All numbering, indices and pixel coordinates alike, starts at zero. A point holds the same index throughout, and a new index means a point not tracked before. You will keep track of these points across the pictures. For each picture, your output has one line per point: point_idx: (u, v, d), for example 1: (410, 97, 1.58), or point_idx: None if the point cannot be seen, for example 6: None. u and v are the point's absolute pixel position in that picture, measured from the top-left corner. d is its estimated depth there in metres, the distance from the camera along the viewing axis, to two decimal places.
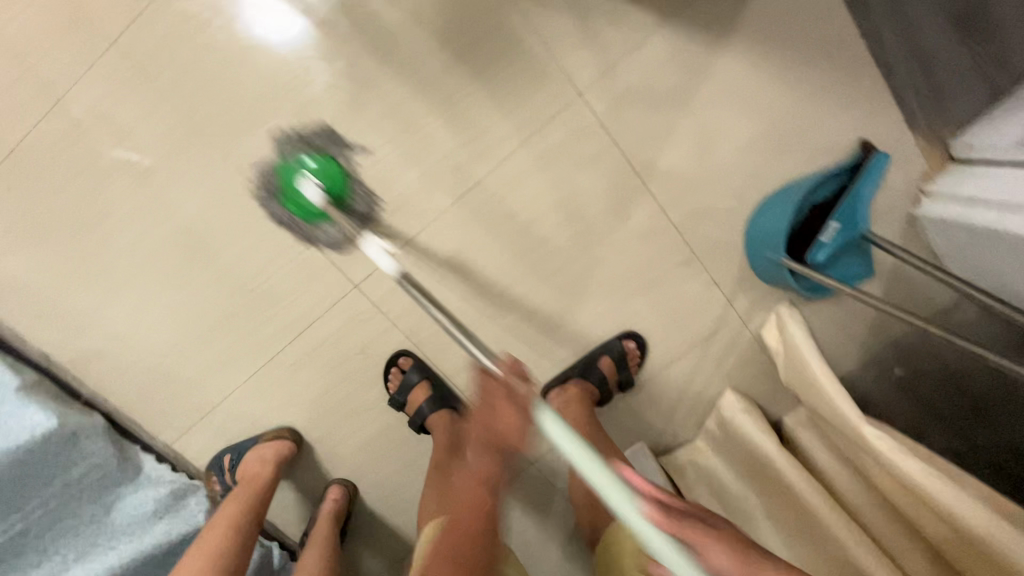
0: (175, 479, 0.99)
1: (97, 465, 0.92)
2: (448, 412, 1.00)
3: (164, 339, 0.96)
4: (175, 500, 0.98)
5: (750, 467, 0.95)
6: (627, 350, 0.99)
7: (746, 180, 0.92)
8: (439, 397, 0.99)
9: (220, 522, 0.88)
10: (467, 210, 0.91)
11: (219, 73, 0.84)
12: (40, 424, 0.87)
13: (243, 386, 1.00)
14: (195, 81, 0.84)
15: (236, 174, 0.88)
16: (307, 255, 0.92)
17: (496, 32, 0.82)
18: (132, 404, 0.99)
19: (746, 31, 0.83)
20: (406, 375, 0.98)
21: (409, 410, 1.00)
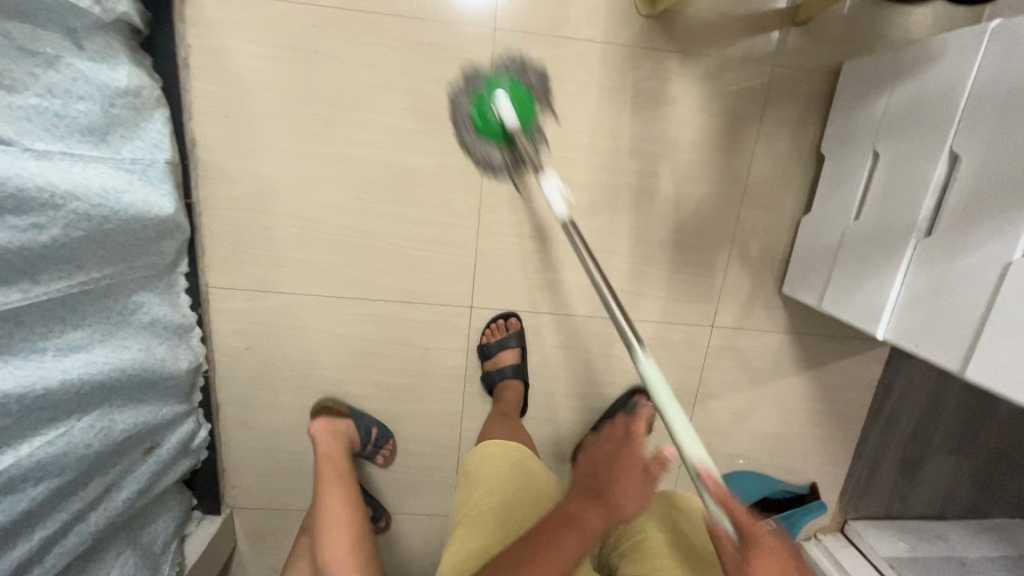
0: (188, 316, 0.98)
1: (156, 262, 0.88)
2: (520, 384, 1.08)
3: (302, 219, 0.99)
4: (175, 334, 0.96)
5: None
6: None
7: (745, 453, 1.20)
8: (522, 369, 1.08)
9: (339, 486, 0.97)
10: (588, 329, 1.09)
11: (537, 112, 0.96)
12: (164, 204, 0.83)
13: (320, 298, 1.04)
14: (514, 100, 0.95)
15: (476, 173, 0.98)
16: (463, 261, 1.03)
17: (707, 255, 1.06)
18: (220, 237, 0.98)
19: (819, 377, 1.15)
20: (503, 337, 1.06)
21: (488, 366, 1.07)
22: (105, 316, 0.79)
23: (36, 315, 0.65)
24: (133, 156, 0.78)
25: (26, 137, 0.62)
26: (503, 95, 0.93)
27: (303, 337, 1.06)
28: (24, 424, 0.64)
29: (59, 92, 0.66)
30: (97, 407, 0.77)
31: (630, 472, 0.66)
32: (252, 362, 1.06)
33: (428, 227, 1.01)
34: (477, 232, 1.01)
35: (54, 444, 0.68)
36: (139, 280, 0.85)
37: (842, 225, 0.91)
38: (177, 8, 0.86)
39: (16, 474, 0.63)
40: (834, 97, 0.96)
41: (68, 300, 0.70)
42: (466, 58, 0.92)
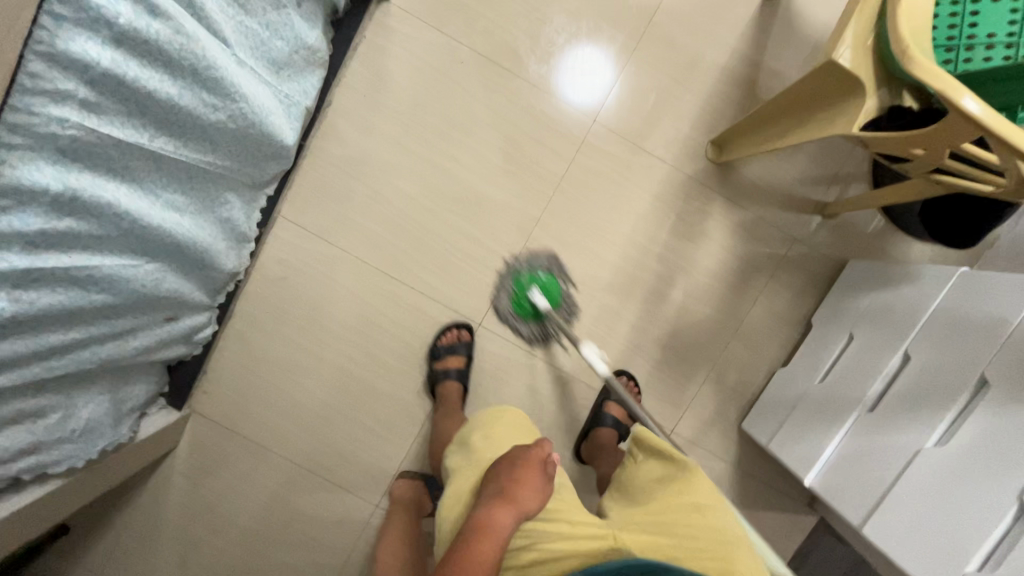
0: (252, 229, 1.11)
1: (258, 176, 1.04)
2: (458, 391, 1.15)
3: (379, 194, 1.15)
4: (237, 238, 1.09)
5: None
6: None
7: None
8: (464, 376, 1.16)
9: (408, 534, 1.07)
10: (566, 387, 1.21)
11: (598, 195, 1.15)
12: (288, 134, 0.99)
13: (360, 263, 1.18)
14: (585, 179, 1.14)
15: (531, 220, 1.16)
16: (489, 283, 1.18)
17: (689, 366, 1.19)
18: (308, 180, 1.15)
19: (748, 520, 1.23)
20: (459, 340, 1.16)
21: (436, 364, 1.16)
22: (204, 196, 0.93)
23: (172, 168, 0.79)
24: (288, 93, 0.97)
25: (239, 45, 0.80)
26: (535, 287, 1.13)
27: (330, 289, 1.19)
28: (121, 243, 0.76)
29: (270, 27, 0.86)
30: (163, 262, 0.88)
31: (533, 474, 0.79)
32: (280, 291, 1.19)
33: (476, 245, 1.17)
34: (511, 266, 1.17)
35: (128, 272, 0.79)
36: (238, 182, 1.00)
37: (806, 385, 1.04)
38: (370, 9, 1.09)
39: (98, 277, 0.73)
40: (834, 282, 1.14)
41: (192, 170, 0.84)
42: (563, 134, 1.13)
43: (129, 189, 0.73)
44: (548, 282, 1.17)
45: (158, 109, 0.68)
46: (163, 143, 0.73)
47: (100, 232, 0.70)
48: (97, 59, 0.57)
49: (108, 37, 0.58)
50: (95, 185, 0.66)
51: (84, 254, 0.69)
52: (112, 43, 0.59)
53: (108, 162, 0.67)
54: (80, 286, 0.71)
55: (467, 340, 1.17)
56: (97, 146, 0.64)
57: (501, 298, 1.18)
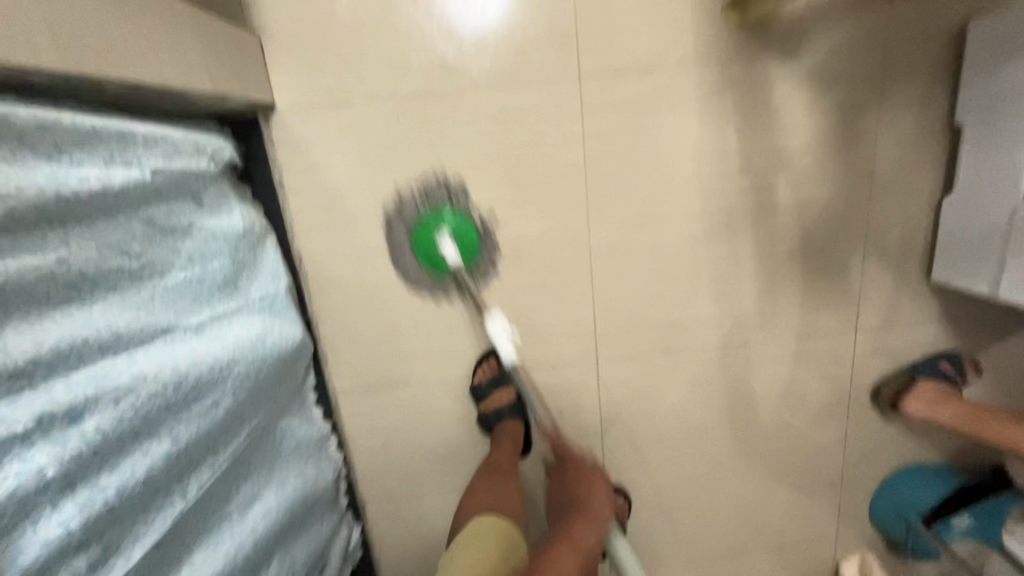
0: (323, 427, 0.97)
1: (292, 386, 0.87)
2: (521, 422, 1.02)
3: (416, 308, 0.97)
4: (318, 447, 0.95)
5: None
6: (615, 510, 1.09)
7: (916, 451, 1.11)
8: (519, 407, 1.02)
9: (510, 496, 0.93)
10: (722, 358, 1.03)
11: (635, 151, 0.91)
12: (289, 332, 0.82)
13: (445, 382, 1.01)
14: (610, 146, 0.90)
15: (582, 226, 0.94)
16: (582, 316, 0.99)
17: (838, 258, 0.98)
18: (339, 343, 0.97)
19: (986, 361, 1.05)
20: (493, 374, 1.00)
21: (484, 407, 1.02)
22: (267, 456, 0.79)
23: (224, 482, 0.65)
24: (262, 296, 0.78)
25: (182, 315, 0.61)
26: (445, 233, 0.91)
27: (436, 422, 1.04)
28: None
29: (198, 257, 0.67)
30: (276, 550, 0.76)
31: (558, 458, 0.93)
32: (391, 458, 1.05)
33: (545, 290, 0.97)
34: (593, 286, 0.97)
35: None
36: (282, 409, 0.85)
37: (1007, 205, 0.81)
38: (267, 134, 0.86)
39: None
40: (962, 64, 0.87)
41: (239, 459, 0.70)
42: (555, 118, 0.89)
43: (206, 548, 0.60)
44: (640, 276, 0.97)
45: (166, 473, 0.53)
46: (198, 482, 0.58)
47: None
48: (65, 527, 0.42)
49: (56, 490, 0.42)
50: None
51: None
52: (65, 489, 0.43)
53: (167, 559, 0.53)
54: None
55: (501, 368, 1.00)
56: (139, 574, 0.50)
57: (399, 232, 0.92)
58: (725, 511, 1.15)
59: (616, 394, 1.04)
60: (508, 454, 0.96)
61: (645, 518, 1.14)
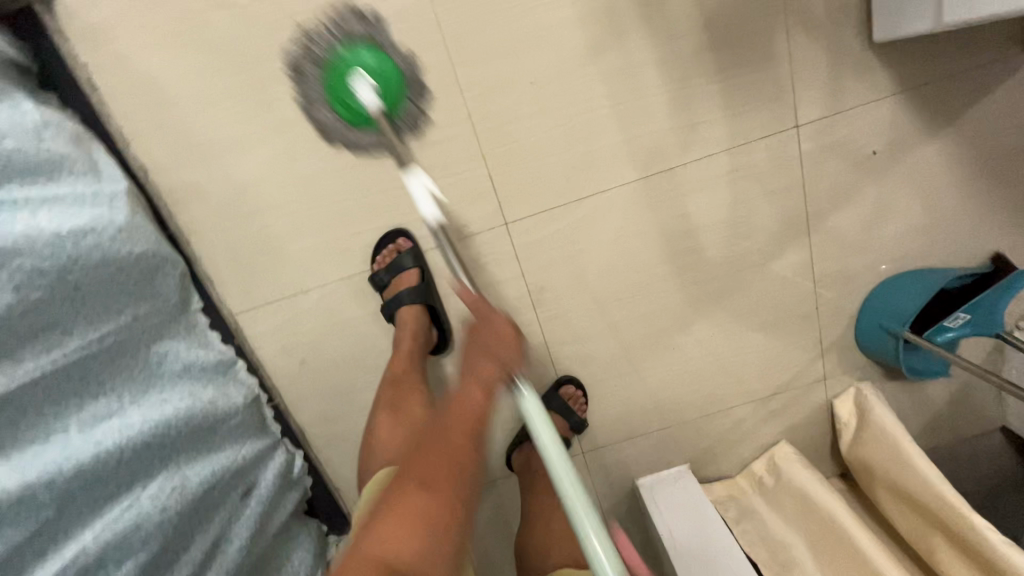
0: (225, 351, 0.88)
1: (161, 304, 0.78)
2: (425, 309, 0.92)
3: (288, 202, 0.87)
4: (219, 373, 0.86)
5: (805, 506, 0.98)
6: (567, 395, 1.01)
7: (895, 259, 0.97)
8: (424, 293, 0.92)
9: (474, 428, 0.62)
10: (648, 191, 0.90)
11: None
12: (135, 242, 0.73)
13: (345, 281, 0.92)
14: None
15: (445, 65, 0.81)
16: (475, 174, 0.87)
17: (756, 40, 0.82)
18: (217, 259, 0.89)
19: (960, 133, 0.89)
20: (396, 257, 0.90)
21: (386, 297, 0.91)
22: (140, 372, 0.73)
23: (45, 391, 0.61)
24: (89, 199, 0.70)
25: None
26: None
27: (350, 327, 0.95)
28: (66, 513, 0.60)
29: None
30: (162, 469, 0.70)
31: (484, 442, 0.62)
32: (314, 375, 0.98)
33: (424, 151, 0.85)
34: (476, 136, 0.85)
35: (118, 521, 0.64)
36: (164, 330, 0.79)
37: None
38: (54, 26, 0.75)
39: (84, 563, 0.61)
40: None
41: (77, 368, 0.65)
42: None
43: (12, 459, 0.57)
44: (527, 112, 0.84)
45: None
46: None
47: (17, 531, 0.56)
48: None
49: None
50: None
51: (25, 569, 0.57)
52: None
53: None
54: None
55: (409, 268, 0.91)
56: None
57: None
58: (694, 369, 1.05)
59: (537, 259, 0.93)
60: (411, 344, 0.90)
61: (606, 391, 1.05)
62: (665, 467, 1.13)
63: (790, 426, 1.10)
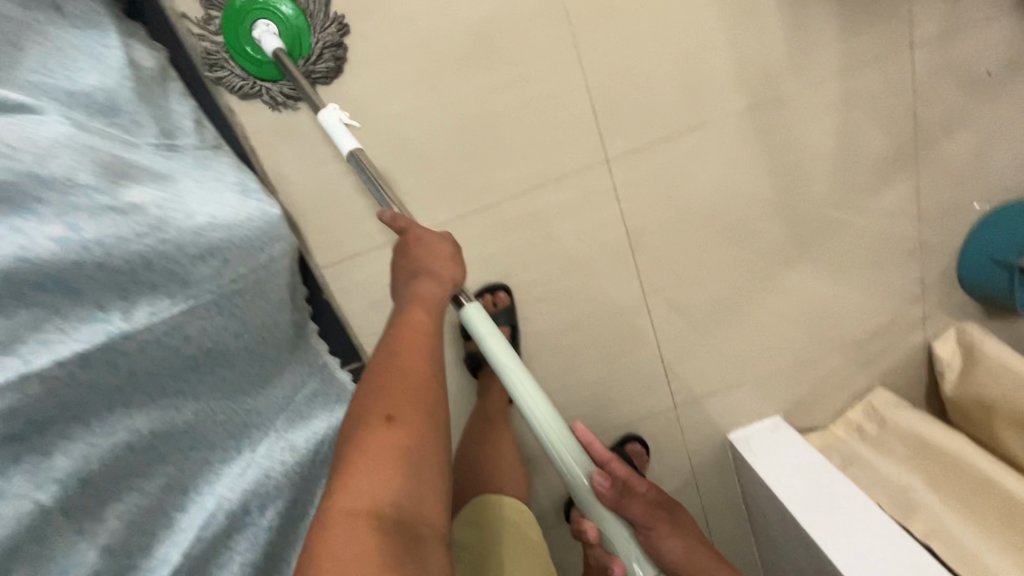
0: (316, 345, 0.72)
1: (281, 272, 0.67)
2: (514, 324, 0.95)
3: (382, 143, 0.81)
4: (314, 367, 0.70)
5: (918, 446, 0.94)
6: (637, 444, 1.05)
7: (1002, 189, 0.94)
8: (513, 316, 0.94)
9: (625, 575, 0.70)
10: (755, 121, 0.86)
11: None
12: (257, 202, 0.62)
13: (439, 228, 0.87)
14: None
15: None
16: (579, 106, 0.83)
17: None
18: (304, 207, 0.83)
19: None
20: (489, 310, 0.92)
21: (474, 345, 0.95)
22: (272, 334, 0.63)
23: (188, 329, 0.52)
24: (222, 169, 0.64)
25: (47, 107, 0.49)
26: None
27: None
28: (191, 461, 0.52)
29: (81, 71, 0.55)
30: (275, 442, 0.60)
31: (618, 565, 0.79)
32: None
33: (526, 83, 0.81)
34: (582, 66, 0.81)
35: (238, 485, 0.54)
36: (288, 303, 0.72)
37: None
38: None
39: (227, 515, 0.53)
40: None
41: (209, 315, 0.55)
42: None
43: (147, 397, 0.49)
44: (636, 39, 0.80)
45: (83, 276, 0.44)
46: (139, 304, 0.48)
47: (154, 478, 0.48)
48: None
49: None
50: (88, 443, 0.44)
51: (163, 534, 0.49)
52: None
53: (99, 400, 0.45)
54: (218, 536, 0.52)
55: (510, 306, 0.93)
56: (49, 388, 0.42)
57: None
58: (791, 314, 1.01)
59: (639, 198, 0.89)
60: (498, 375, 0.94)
61: (702, 340, 1.01)
62: (758, 420, 1.09)
63: (886, 372, 1.07)
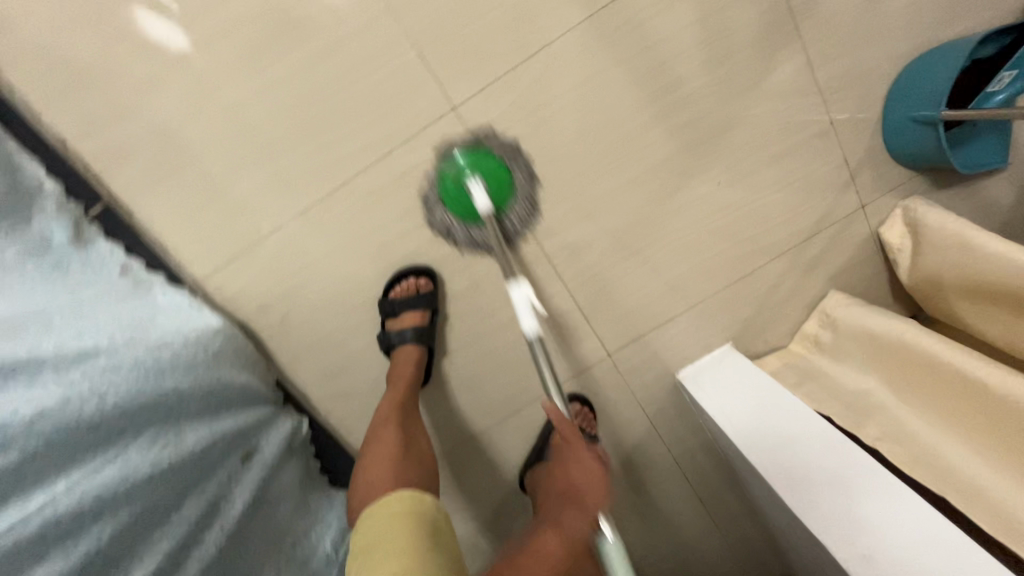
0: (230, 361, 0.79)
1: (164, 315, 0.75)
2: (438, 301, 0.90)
3: (218, 142, 0.80)
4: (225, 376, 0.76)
5: (870, 344, 0.83)
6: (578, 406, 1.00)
7: (908, 39, 0.83)
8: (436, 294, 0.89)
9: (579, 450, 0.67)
10: (599, 30, 0.79)
11: None
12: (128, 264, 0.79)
13: (303, 216, 0.85)
14: None
15: None
16: (405, 59, 0.79)
17: None
18: (162, 223, 0.83)
19: None
20: (415, 292, 0.87)
21: (392, 323, 0.88)
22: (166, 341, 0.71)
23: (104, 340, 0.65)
24: (66, 252, 0.73)
25: None
26: None
27: (323, 269, 0.88)
28: (41, 452, 0.55)
29: None
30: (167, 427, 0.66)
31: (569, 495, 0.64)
32: (299, 330, 0.91)
33: (345, 48, 0.78)
34: (395, 16, 0.77)
35: (96, 473, 0.57)
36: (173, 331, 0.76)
37: None
38: None
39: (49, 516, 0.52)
40: None
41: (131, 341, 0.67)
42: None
43: (74, 379, 0.60)
44: None
45: None
46: None
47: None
48: None
49: None
50: None
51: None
52: None
53: None
54: (30, 539, 0.51)
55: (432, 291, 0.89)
56: None
57: None
58: (707, 232, 0.92)
59: (499, 141, 0.84)
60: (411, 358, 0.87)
61: (616, 279, 0.93)
62: (706, 352, 1.01)
63: (834, 272, 0.96)
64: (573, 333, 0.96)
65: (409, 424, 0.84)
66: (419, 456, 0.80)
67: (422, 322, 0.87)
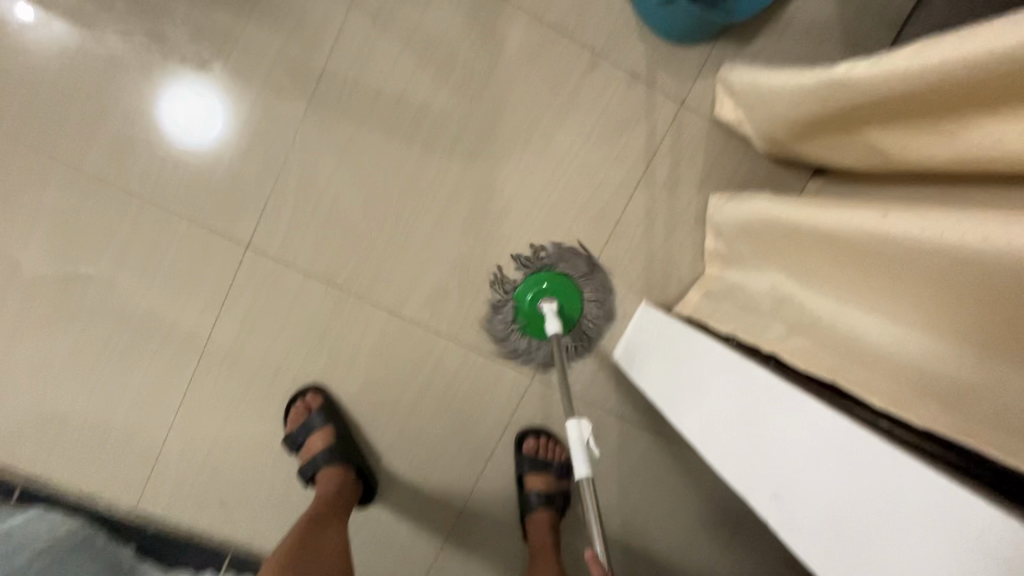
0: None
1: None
2: (337, 412, 0.88)
3: (82, 383, 0.85)
4: None
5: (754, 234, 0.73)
6: (535, 446, 0.90)
7: None
8: (331, 408, 0.87)
9: None
10: (329, 109, 0.83)
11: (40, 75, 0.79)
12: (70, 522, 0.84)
13: (184, 407, 0.87)
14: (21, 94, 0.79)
15: (84, 171, 0.82)
16: (190, 230, 0.84)
17: None
18: (74, 479, 0.87)
19: None
20: (305, 413, 0.86)
21: (304, 457, 0.86)
22: None
23: None
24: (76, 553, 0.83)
25: None
26: None
27: (228, 441, 0.89)
28: None
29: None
30: None
31: None
32: (239, 507, 0.91)
33: (136, 248, 0.84)
34: (164, 200, 0.83)
35: None
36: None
37: None
38: None
39: None
40: None
41: None
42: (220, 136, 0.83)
43: None
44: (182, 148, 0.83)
45: None
46: None
47: None
48: None
49: None
50: None
51: None
52: None
53: None
54: None
55: (326, 405, 0.87)
56: None
57: None
58: (547, 212, 0.87)
59: (306, 246, 0.85)
60: (334, 482, 0.83)
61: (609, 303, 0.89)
62: (627, 322, 0.91)
63: (700, 178, 0.87)
64: (487, 376, 0.90)
65: (317, 531, 0.75)
66: (317, 562, 0.71)
67: (332, 437, 0.85)
